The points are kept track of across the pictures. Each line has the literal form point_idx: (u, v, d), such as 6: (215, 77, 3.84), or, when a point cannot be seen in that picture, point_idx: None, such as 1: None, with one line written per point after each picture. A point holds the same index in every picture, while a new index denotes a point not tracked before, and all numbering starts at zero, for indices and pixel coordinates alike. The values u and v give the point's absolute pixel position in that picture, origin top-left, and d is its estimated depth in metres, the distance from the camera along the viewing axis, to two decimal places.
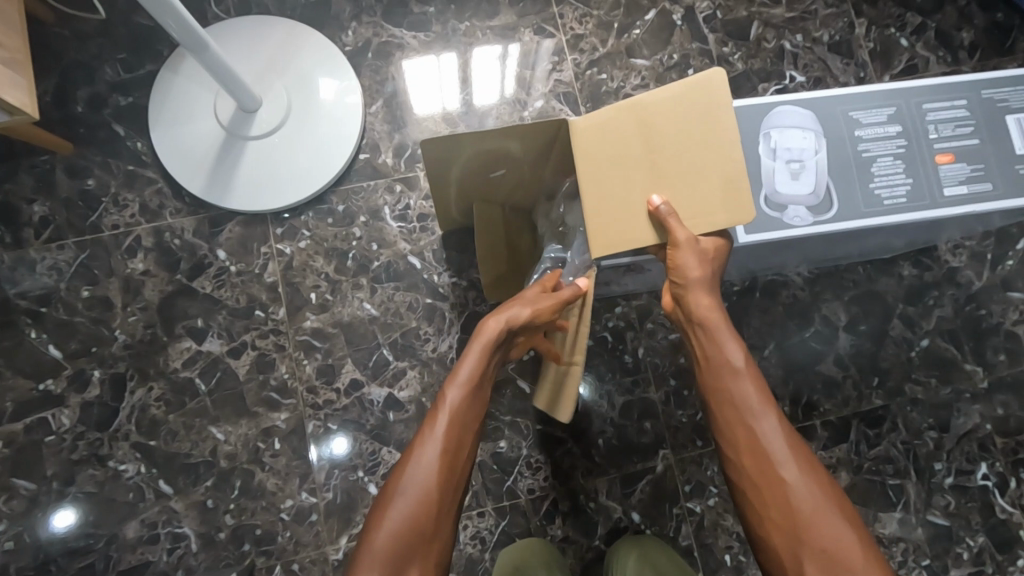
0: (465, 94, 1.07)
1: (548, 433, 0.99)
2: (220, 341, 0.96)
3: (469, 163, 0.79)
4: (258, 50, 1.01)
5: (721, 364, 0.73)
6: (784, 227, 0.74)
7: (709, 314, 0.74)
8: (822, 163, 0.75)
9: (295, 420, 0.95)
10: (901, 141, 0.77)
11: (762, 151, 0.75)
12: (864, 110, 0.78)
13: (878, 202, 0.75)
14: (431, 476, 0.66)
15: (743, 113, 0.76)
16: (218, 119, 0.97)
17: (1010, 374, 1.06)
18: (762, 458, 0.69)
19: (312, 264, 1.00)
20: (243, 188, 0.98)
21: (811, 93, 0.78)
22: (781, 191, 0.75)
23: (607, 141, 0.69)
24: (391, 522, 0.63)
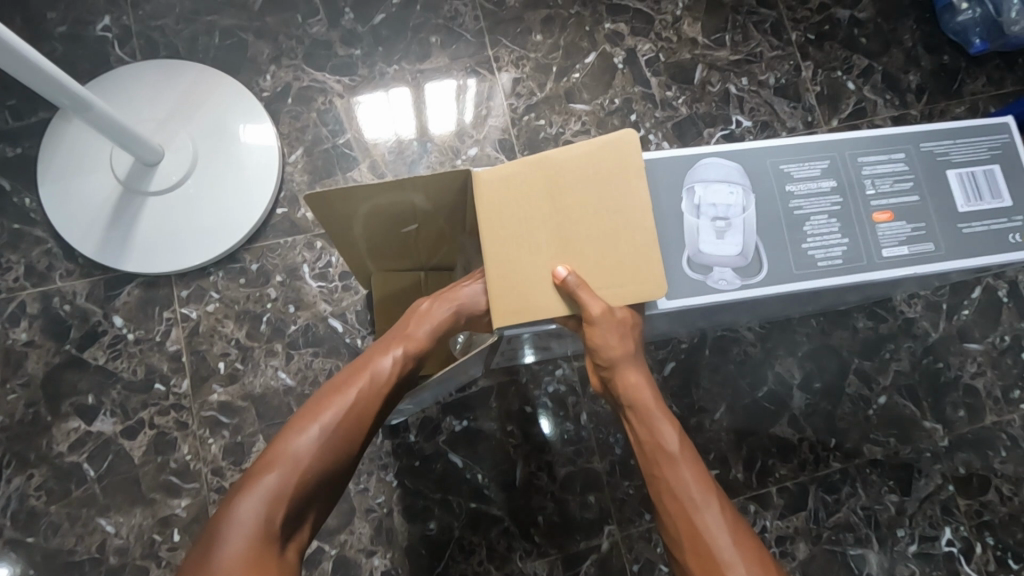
0: (403, 142, 1.00)
1: (482, 512, 0.90)
2: (113, 419, 0.86)
3: (372, 219, 0.72)
4: (164, 96, 0.93)
5: (656, 451, 0.66)
6: (709, 292, 0.68)
7: (639, 392, 0.68)
8: (750, 222, 0.70)
9: (198, 507, 0.85)
10: (836, 197, 0.72)
11: (684, 209, 0.70)
12: (797, 163, 0.73)
13: (813, 264, 0.70)
14: (275, 489, 0.61)
15: (665, 167, 0.71)
16: (113, 172, 0.89)
17: (971, 431, 1.01)
18: (707, 558, 0.62)
19: (221, 329, 0.90)
20: (143, 247, 0.89)
21: (737, 146, 0.72)
22: (705, 252, 0.69)
23: (514, 197, 0.64)
24: (234, 517, 0.59)
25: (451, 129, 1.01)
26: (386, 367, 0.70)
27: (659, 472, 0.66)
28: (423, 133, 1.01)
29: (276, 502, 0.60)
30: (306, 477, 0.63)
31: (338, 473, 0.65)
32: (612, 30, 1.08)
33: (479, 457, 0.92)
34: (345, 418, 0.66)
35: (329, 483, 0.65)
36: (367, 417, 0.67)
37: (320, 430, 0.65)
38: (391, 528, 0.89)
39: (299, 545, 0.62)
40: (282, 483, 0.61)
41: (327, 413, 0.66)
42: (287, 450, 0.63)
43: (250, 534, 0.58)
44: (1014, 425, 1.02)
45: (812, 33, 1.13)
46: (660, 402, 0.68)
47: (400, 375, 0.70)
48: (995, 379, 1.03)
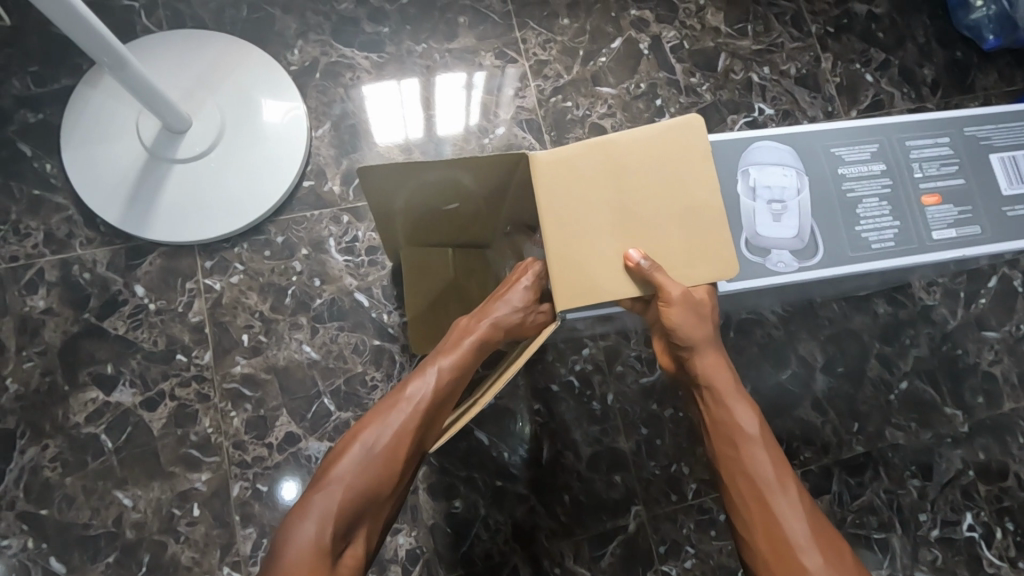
0: (430, 121, 1.00)
1: (509, 490, 0.89)
2: (132, 390, 0.84)
3: (421, 194, 0.71)
4: (193, 64, 0.92)
5: (732, 433, 0.66)
6: (768, 274, 0.68)
7: (716, 375, 0.67)
8: (805, 205, 0.70)
9: (218, 481, 0.83)
10: (886, 180, 0.73)
11: (740, 190, 0.70)
12: (848, 147, 0.73)
13: (866, 247, 0.70)
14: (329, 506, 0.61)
15: (718, 149, 0.71)
16: (140, 138, 0.87)
17: (989, 417, 1.02)
18: (780, 540, 0.62)
19: (245, 301, 0.89)
20: (168, 215, 0.87)
21: (789, 129, 0.73)
22: (762, 235, 0.69)
23: (579, 179, 0.63)
24: (291, 534, 0.59)
25: (476, 110, 1.01)
26: (441, 375, 0.69)
27: (733, 455, 0.65)
28: (451, 112, 1.00)
29: (329, 519, 0.60)
30: (360, 489, 0.62)
31: (388, 488, 0.64)
32: (637, 16, 1.09)
33: (506, 435, 0.91)
34: (402, 425, 0.65)
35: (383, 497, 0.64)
36: (422, 426, 0.66)
37: (377, 439, 0.64)
38: (416, 506, 0.87)
39: (353, 564, 0.61)
40: (340, 495, 0.61)
41: (384, 421, 0.65)
42: (344, 462, 0.63)
43: (308, 551, 0.58)
44: None
45: (831, 26, 1.15)
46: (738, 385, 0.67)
47: (453, 383, 0.69)
48: (1012, 366, 1.05)
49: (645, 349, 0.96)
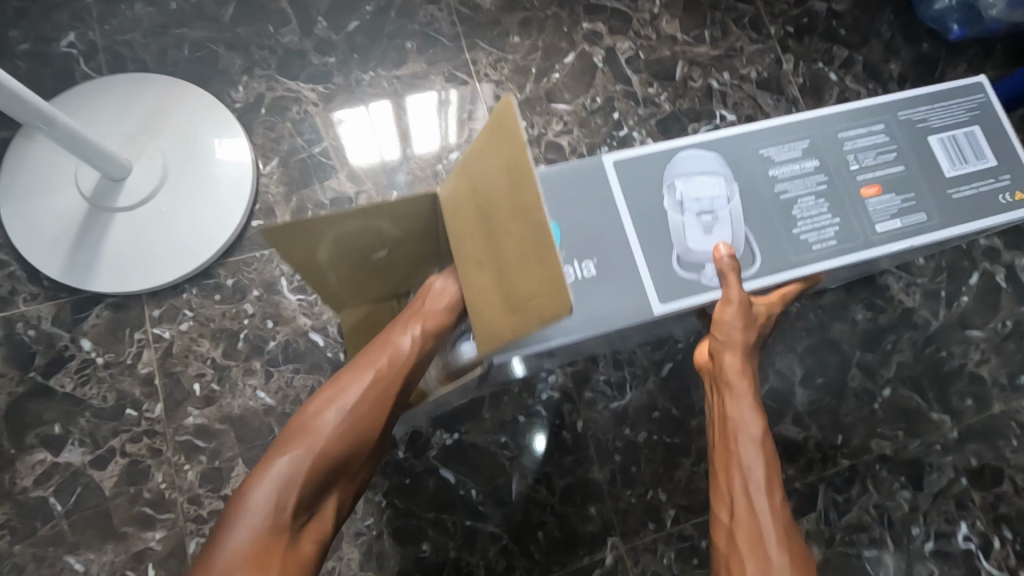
0: (387, 150, 0.97)
1: (479, 529, 0.85)
2: (81, 449, 0.81)
3: (348, 244, 0.68)
4: (133, 107, 0.90)
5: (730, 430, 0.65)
6: (705, 291, 0.66)
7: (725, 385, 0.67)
8: (736, 212, 0.68)
9: (174, 539, 0.80)
10: (821, 175, 0.70)
11: (668, 208, 0.68)
12: (777, 146, 0.70)
13: (808, 249, 0.68)
14: (293, 472, 0.61)
15: (642, 165, 0.69)
16: (78, 188, 0.85)
17: (979, 421, 0.99)
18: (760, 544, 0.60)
19: (196, 349, 0.86)
20: (110, 266, 0.85)
21: (709, 134, 0.70)
22: (695, 251, 0.67)
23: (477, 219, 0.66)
24: (252, 499, 0.58)
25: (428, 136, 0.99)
26: (406, 348, 0.70)
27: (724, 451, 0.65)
28: (404, 141, 0.98)
29: (291, 486, 0.60)
30: (325, 457, 0.62)
31: (356, 457, 0.65)
32: (590, 30, 1.07)
33: (473, 472, 0.87)
34: (367, 399, 0.66)
35: (348, 467, 0.65)
36: (389, 395, 0.67)
37: (343, 411, 0.65)
38: (382, 551, 0.84)
39: (317, 536, 0.61)
40: (298, 470, 0.61)
41: (347, 394, 0.66)
42: (302, 442, 0.62)
43: (259, 526, 0.57)
44: (1023, 413, 0.99)
45: (792, 27, 1.13)
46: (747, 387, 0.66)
47: (418, 354, 0.70)
48: (999, 366, 1.01)
49: (614, 372, 0.92)
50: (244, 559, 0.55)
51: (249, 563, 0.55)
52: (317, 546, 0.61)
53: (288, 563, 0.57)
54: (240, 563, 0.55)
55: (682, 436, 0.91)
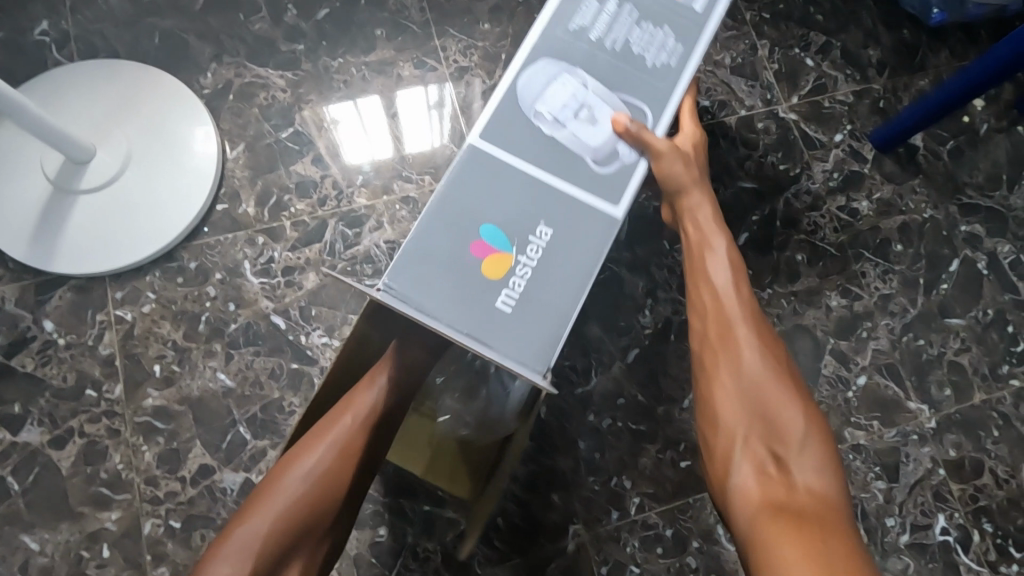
0: (366, 140, 0.97)
1: (437, 515, 0.84)
2: (40, 429, 0.81)
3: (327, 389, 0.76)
4: (98, 93, 0.91)
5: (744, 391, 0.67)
6: (635, 168, 0.63)
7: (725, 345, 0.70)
8: (597, 89, 0.64)
9: (130, 519, 0.80)
10: (630, 7, 0.66)
11: (548, 132, 0.62)
12: (577, 11, 0.65)
13: (670, 71, 0.66)
14: (261, 537, 0.61)
15: (501, 119, 0.62)
16: (43, 172, 0.86)
17: (959, 411, 0.96)
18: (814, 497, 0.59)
19: (157, 331, 0.86)
20: (75, 248, 0.86)
21: (518, 57, 0.64)
22: (601, 146, 0.62)
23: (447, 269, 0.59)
24: (217, 568, 0.59)
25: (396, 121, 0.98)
26: (370, 408, 0.70)
27: (750, 425, 0.65)
28: (372, 128, 0.97)
29: (251, 554, 0.60)
30: (283, 525, 0.63)
31: (324, 519, 0.65)
32: None
33: None
34: (330, 462, 0.66)
35: (312, 531, 0.65)
36: (351, 458, 0.68)
37: (306, 476, 0.65)
38: None
39: None
40: (254, 539, 0.61)
41: (309, 458, 0.66)
42: (262, 508, 0.63)
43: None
44: (1005, 403, 0.96)
45: (767, 13, 1.11)
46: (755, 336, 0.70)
47: (381, 414, 0.70)
48: (981, 354, 0.98)
49: (580, 358, 0.91)
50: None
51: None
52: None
53: None
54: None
55: (648, 423, 0.90)
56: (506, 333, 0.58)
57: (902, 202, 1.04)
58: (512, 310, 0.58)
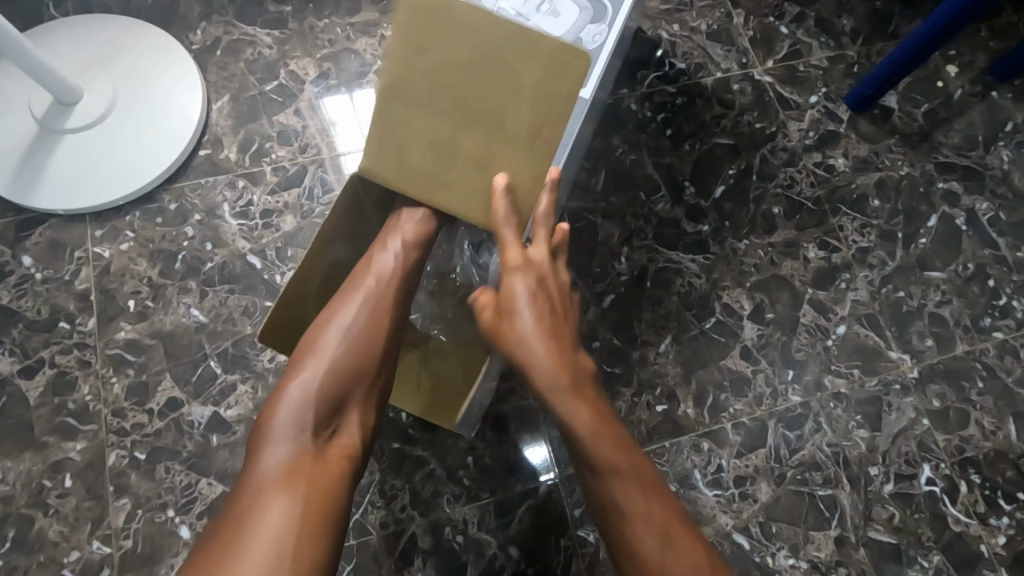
0: (348, 116, 0.97)
1: (406, 452, 0.83)
2: (11, 359, 0.82)
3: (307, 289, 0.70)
4: (88, 42, 0.94)
5: (625, 555, 0.55)
6: (600, 53, 0.69)
7: (634, 480, 0.55)
8: None
9: (94, 450, 0.79)
10: None
11: (516, 25, 0.69)
12: None
13: None
14: (313, 393, 0.59)
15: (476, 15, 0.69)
16: (32, 112, 0.88)
17: (942, 361, 0.94)
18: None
19: (133, 268, 0.87)
20: (58, 186, 0.87)
21: None
22: (565, 34, 0.69)
23: (433, 159, 0.64)
24: (274, 427, 0.57)
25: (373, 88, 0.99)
26: (393, 265, 0.67)
27: None
28: (367, 125, 0.97)
29: (307, 408, 0.58)
30: (333, 377, 0.60)
31: (371, 367, 0.62)
32: None
33: None
34: (364, 315, 0.64)
35: (363, 380, 0.62)
36: (385, 310, 0.65)
37: (342, 333, 0.63)
38: None
39: (348, 448, 0.58)
40: (307, 393, 0.58)
41: (341, 317, 0.64)
42: (307, 366, 0.60)
43: (290, 447, 0.55)
44: (989, 355, 0.95)
45: None
46: (665, 541, 0.54)
47: (407, 263, 0.68)
48: (963, 307, 0.97)
49: None
50: (277, 476, 0.53)
51: (282, 482, 0.53)
52: (351, 457, 0.58)
53: (319, 477, 0.54)
54: (278, 481, 0.53)
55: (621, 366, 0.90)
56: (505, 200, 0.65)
57: (879, 159, 1.05)
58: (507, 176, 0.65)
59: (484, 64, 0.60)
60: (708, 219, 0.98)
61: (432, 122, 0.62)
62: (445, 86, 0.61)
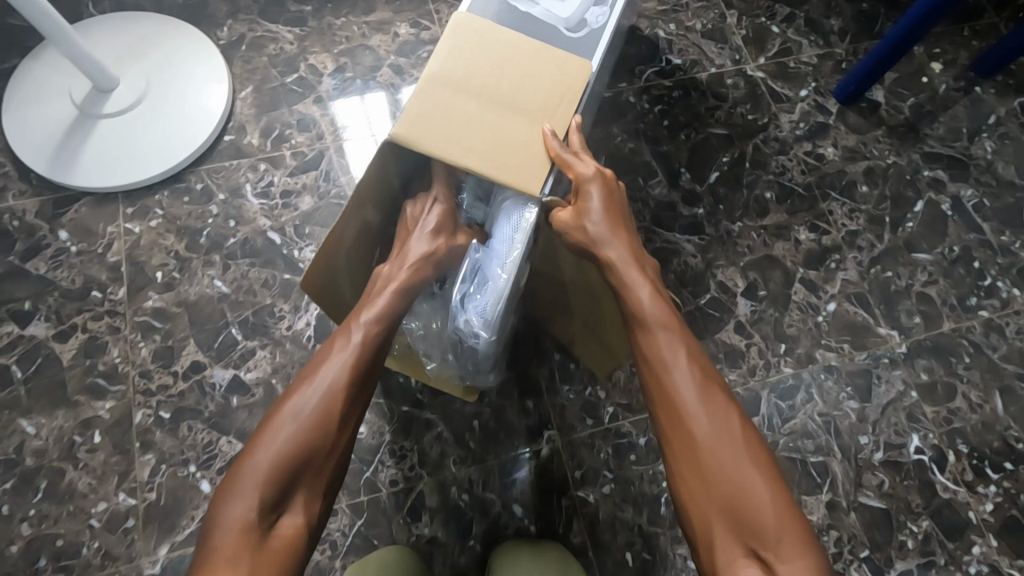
0: (358, 109, 1.04)
1: (416, 416, 0.87)
2: (47, 324, 0.87)
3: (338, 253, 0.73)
4: (125, 37, 1.01)
5: (674, 417, 0.56)
6: (603, 32, 0.71)
7: (690, 364, 0.57)
8: None
9: (122, 409, 0.84)
10: None
11: (524, 10, 0.71)
12: None
13: None
14: (268, 473, 0.54)
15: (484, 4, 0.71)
16: (73, 99, 0.96)
17: (929, 337, 0.98)
18: (783, 525, 0.49)
19: (162, 242, 0.93)
20: (93, 166, 0.94)
21: None
22: (570, 16, 0.71)
23: (454, 123, 0.63)
24: (222, 514, 0.52)
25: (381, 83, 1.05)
26: (358, 341, 0.64)
27: (725, 505, 0.50)
28: (374, 117, 1.03)
29: (260, 489, 0.53)
30: (288, 454, 0.56)
31: (328, 445, 0.59)
32: None
33: None
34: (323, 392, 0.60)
35: (313, 460, 0.57)
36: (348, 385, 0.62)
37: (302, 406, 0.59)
38: None
39: (291, 537, 0.54)
40: (261, 472, 0.54)
41: (304, 390, 0.60)
42: (261, 442, 0.57)
43: (235, 533, 0.51)
44: (975, 332, 0.99)
45: None
46: (707, 403, 0.55)
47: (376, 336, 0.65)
48: (949, 287, 1.01)
49: None
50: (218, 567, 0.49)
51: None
52: (293, 546, 0.53)
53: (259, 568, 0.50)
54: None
55: None
56: (523, 159, 0.63)
57: (867, 149, 1.10)
58: (524, 138, 0.64)
59: (506, 57, 0.66)
60: (703, 202, 1.03)
61: (453, 96, 0.64)
62: (471, 67, 0.65)
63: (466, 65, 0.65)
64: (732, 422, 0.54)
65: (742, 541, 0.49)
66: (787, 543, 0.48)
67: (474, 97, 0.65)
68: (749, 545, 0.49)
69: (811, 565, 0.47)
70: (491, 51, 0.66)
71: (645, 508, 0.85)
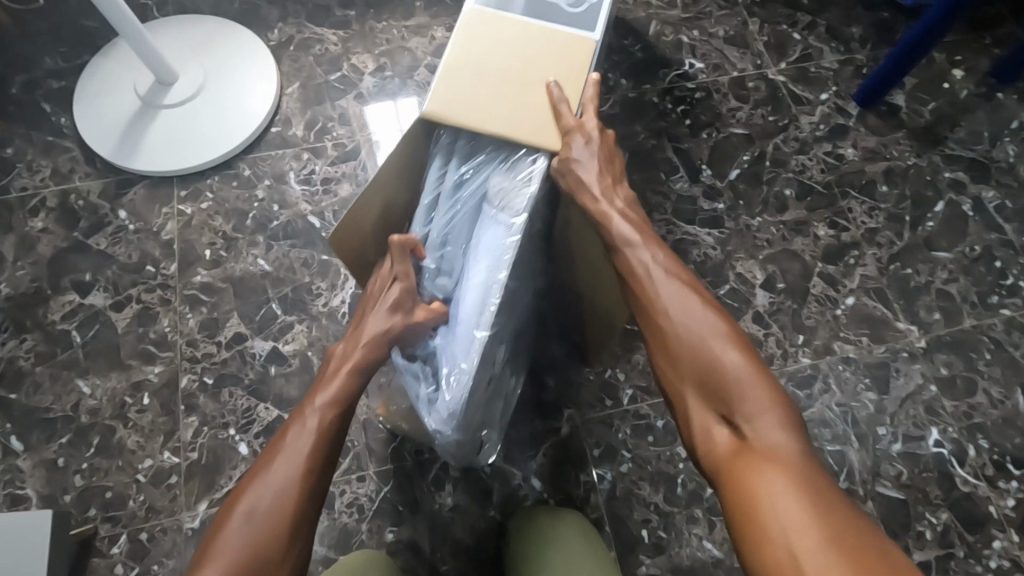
0: (393, 106, 1.10)
1: None
2: (105, 294, 0.94)
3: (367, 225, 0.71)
4: (187, 37, 1.10)
5: (652, 315, 0.60)
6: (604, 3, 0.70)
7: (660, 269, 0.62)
8: None
9: (170, 373, 0.90)
10: None
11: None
12: None
13: None
14: None
15: None
16: (138, 91, 1.04)
17: (950, 333, 0.99)
18: (749, 384, 0.52)
19: (211, 223, 1.00)
20: (152, 151, 1.02)
21: None
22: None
23: (474, 106, 0.65)
24: None
25: (416, 81, 1.12)
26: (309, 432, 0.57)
27: (699, 383, 0.55)
28: (408, 113, 1.10)
29: None
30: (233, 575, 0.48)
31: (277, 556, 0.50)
32: None
33: None
34: (272, 494, 0.52)
35: None
36: (299, 483, 0.53)
37: (247, 514, 0.51)
38: None
39: None
40: None
41: (250, 496, 0.52)
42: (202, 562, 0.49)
43: None
44: (996, 329, 0.99)
45: None
46: (678, 298, 0.59)
47: (327, 426, 0.57)
48: (969, 285, 1.02)
49: None
50: None
51: None
52: None
53: None
54: None
55: None
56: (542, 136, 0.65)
57: (887, 151, 1.12)
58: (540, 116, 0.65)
59: (517, 42, 0.67)
60: (723, 198, 1.07)
61: (470, 78, 0.65)
62: (486, 51, 0.66)
63: (483, 51, 0.66)
64: (700, 313, 0.58)
65: (713, 408, 0.54)
66: (760, 399, 0.51)
67: (488, 85, 0.65)
68: (719, 411, 0.53)
69: (780, 418, 0.50)
70: (503, 38, 0.67)
71: (661, 487, 0.87)
